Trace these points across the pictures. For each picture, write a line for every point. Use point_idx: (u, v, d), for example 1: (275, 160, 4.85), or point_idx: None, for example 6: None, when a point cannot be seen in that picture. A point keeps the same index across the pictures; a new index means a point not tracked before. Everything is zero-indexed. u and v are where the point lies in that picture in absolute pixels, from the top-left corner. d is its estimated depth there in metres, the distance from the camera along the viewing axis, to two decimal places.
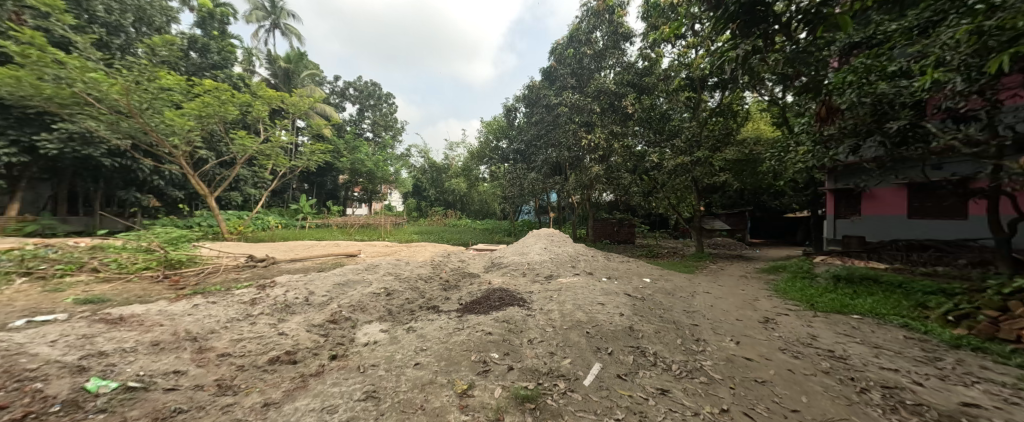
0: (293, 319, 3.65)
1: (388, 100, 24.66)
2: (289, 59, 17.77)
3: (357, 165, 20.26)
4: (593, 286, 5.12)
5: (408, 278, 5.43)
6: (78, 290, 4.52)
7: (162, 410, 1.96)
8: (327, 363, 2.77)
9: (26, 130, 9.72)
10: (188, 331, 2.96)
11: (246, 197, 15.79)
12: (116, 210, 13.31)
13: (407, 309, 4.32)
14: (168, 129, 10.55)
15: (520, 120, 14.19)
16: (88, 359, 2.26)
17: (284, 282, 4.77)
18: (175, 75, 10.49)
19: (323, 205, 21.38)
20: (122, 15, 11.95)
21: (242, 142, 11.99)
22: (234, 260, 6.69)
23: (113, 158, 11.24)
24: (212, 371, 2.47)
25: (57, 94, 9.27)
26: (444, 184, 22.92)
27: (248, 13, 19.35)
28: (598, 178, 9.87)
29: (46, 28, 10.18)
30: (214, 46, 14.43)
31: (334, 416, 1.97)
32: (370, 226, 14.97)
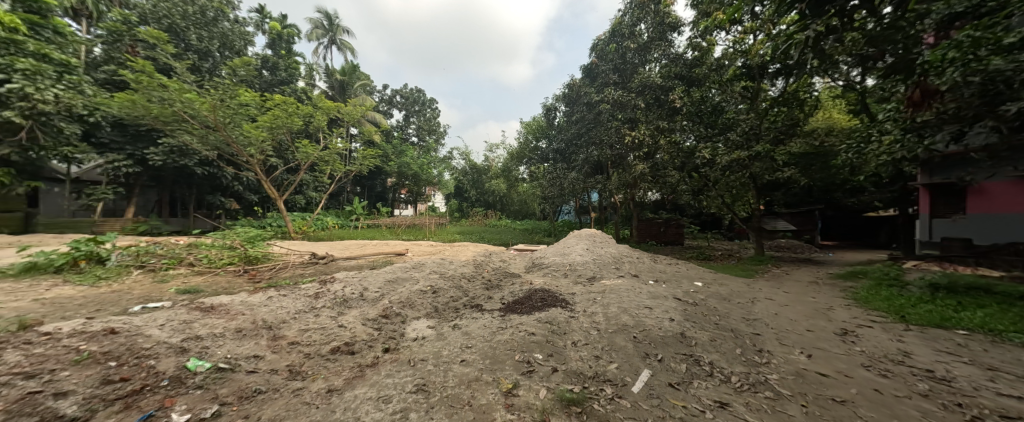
0: (351, 313, 3.94)
1: (432, 105, 25.68)
2: (345, 71, 19.22)
3: (404, 169, 21.36)
4: (638, 289, 4.91)
5: (451, 276, 5.61)
6: (179, 282, 5.28)
7: (246, 390, 2.23)
8: (380, 354, 2.96)
9: (138, 145, 11.73)
10: (263, 320, 3.32)
11: (308, 200, 17.34)
12: (206, 212, 15.31)
13: (452, 306, 4.47)
14: (246, 140, 11.92)
15: (559, 119, 14.02)
16: (188, 341, 2.62)
17: (342, 278, 5.16)
18: (251, 92, 11.81)
19: (374, 206, 22.80)
20: (210, 42, 13.74)
21: (305, 150, 13.21)
22: (300, 257, 7.40)
23: (204, 166, 12.99)
24: (283, 357, 2.75)
25: (161, 114, 10.86)
26: (485, 185, 23.34)
27: (310, 32, 21.25)
28: (643, 176, 9.47)
29: (153, 57, 12.05)
30: (282, 64, 16.05)
31: (388, 406, 2.10)
32: (416, 226, 15.69)
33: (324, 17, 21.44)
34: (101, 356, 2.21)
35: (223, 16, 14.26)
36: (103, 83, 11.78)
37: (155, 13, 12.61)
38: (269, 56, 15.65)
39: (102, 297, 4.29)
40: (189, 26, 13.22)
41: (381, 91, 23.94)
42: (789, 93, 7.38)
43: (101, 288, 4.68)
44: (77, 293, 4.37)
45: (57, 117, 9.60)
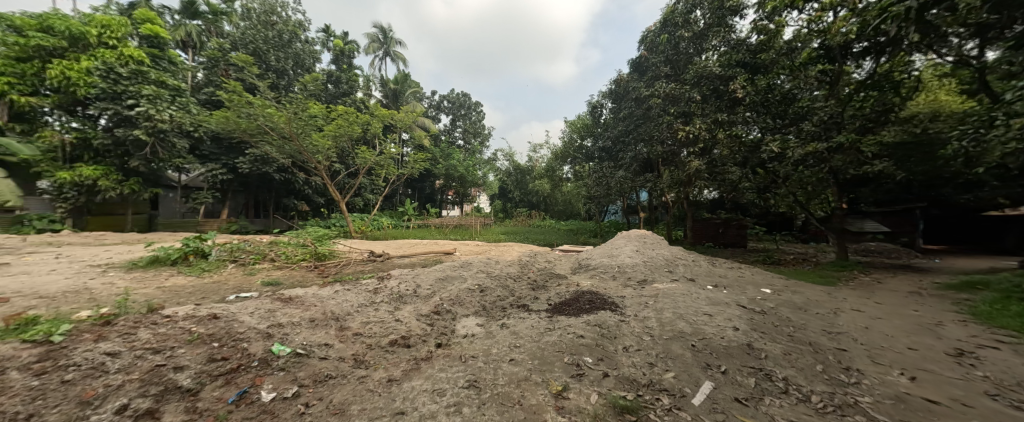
0: (406, 308, 4.18)
1: (477, 108, 26.36)
2: (398, 80, 20.47)
3: (451, 171, 22.18)
4: (695, 294, 4.59)
5: (497, 275, 5.71)
6: (262, 275, 5.99)
7: (319, 374, 2.47)
8: (434, 349, 3.11)
9: (230, 156, 13.53)
10: (331, 312, 3.66)
11: (366, 202, 18.71)
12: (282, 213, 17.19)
13: (499, 306, 4.55)
14: (315, 149, 13.17)
15: (605, 115, 13.61)
16: (272, 328, 2.97)
17: (397, 275, 5.49)
18: (319, 104, 13.04)
19: (424, 207, 23.91)
20: (286, 62, 15.44)
21: (363, 155, 14.25)
22: (360, 255, 8.03)
23: (281, 172, 14.60)
24: (349, 346, 3.00)
25: (248, 127, 12.39)
26: (529, 185, 23.39)
27: (367, 46, 22.90)
28: (699, 173, 8.85)
29: (242, 79, 13.86)
30: (344, 77, 17.50)
31: (443, 399, 2.19)
32: (463, 226, 16.19)
33: (380, 31, 23.00)
34: (206, 338, 2.58)
35: (296, 37, 15.95)
36: (205, 103, 13.78)
37: (243, 40, 14.48)
38: (333, 71, 17.18)
39: (205, 286, 5.01)
40: (268, 49, 14.97)
41: (430, 97, 25.06)
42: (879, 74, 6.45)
43: (204, 279, 5.47)
44: (187, 283, 5.16)
45: (171, 134, 11.44)
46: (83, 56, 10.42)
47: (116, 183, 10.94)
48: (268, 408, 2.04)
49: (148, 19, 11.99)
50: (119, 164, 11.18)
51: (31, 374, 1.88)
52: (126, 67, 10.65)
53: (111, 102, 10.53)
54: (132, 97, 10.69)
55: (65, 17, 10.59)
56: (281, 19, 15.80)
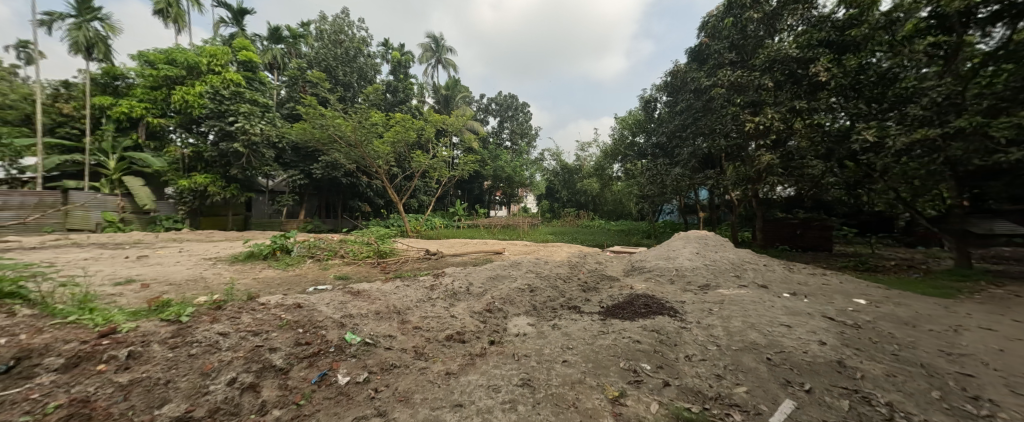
0: (460, 305, 4.35)
1: (524, 109, 26.57)
2: (449, 86, 21.39)
3: (499, 172, 22.58)
4: (769, 302, 4.14)
5: (547, 276, 5.69)
6: (334, 270, 6.62)
7: (385, 363, 2.67)
8: (487, 346, 3.20)
9: (307, 163, 15.17)
10: (394, 305, 3.92)
11: (420, 203, 19.73)
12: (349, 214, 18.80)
13: (549, 306, 4.55)
14: (376, 154, 14.20)
15: (659, 109, 12.89)
16: (345, 318, 3.27)
17: (450, 273, 5.72)
18: (380, 113, 14.05)
19: (473, 208, 24.61)
20: (352, 76, 16.93)
21: (418, 159, 15.07)
22: (417, 253, 8.51)
23: (348, 177, 15.99)
24: (410, 339, 3.20)
25: (321, 137, 13.70)
26: (578, 185, 22.95)
27: (421, 55, 24.21)
28: (772, 168, 7.98)
29: (316, 94, 15.50)
30: (400, 86, 18.68)
31: (498, 395, 2.25)
32: (511, 226, 16.39)
33: (433, 41, 24.19)
34: (293, 324, 2.92)
35: (360, 53, 17.42)
36: (287, 117, 15.61)
37: (317, 59, 16.20)
38: (391, 81, 18.44)
39: (289, 278, 5.68)
40: (337, 65, 16.56)
41: (479, 100, 25.75)
42: (1013, 43, 5.36)
43: (288, 272, 6.20)
44: (274, 275, 5.89)
45: (262, 145, 13.14)
46: (196, 83, 12.43)
47: (220, 188, 12.86)
48: (344, 390, 2.27)
49: (244, 47, 13.97)
50: (223, 172, 13.08)
51: (167, 346, 2.25)
52: (228, 89, 12.50)
53: (217, 120, 12.37)
54: (233, 114, 12.46)
55: (184, 50, 12.75)
56: (347, 37, 17.38)
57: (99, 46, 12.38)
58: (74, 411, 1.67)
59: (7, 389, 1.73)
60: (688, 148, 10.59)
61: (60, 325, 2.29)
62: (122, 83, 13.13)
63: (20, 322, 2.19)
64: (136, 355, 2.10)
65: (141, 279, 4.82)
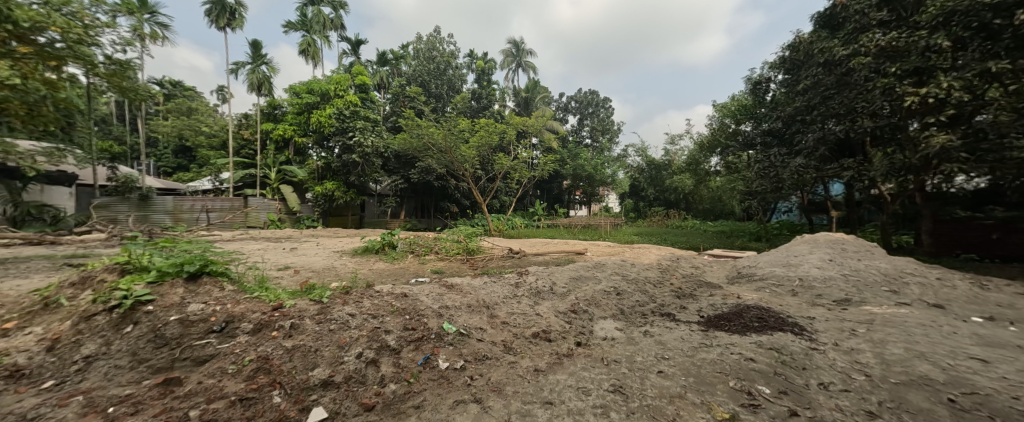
0: (544, 304, 4.38)
1: (606, 105, 25.58)
2: (528, 88, 21.78)
3: (579, 170, 22.07)
4: (947, 326, 3.18)
5: (635, 279, 5.35)
6: (430, 264, 7.33)
7: (478, 354, 2.86)
8: (573, 347, 3.16)
9: (405, 169, 17.02)
10: (483, 299, 4.13)
11: (502, 203, 20.46)
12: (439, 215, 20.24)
13: (638, 311, 4.29)
14: (463, 159, 15.15)
15: (772, 91, 11.04)
16: (442, 308, 3.58)
17: (533, 272, 5.78)
18: (466, 120, 15.02)
19: (553, 207, 24.54)
20: (442, 87, 18.54)
21: (501, 161, 15.67)
22: (501, 251, 8.90)
23: (440, 180, 17.42)
24: (499, 332, 3.35)
25: (417, 146, 15.17)
26: (666, 181, 21.09)
27: (503, 61, 25.15)
28: (947, 151, 6.12)
29: (414, 107, 17.38)
30: (484, 93, 19.73)
31: (588, 399, 2.20)
32: (592, 226, 15.91)
33: (514, 46, 24.96)
34: (401, 310, 3.31)
35: (449, 66, 18.96)
36: (391, 129, 17.80)
37: (414, 76, 18.20)
38: (476, 89, 19.59)
39: (394, 270, 6.49)
40: (430, 79, 18.34)
41: (559, 99, 25.64)
42: None
43: (394, 264, 7.10)
44: (383, 267, 6.80)
45: (372, 155, 15.17)
46: (326, 106, 15.07)
47: (342, 192, 15.28)
48: (444, 375, 2.51)
49: (360, 73, 16.49)
50: (344, 180, 15.51)
51: (315, 321, 2.76)
52: (349, 109, 14.92)
53: (341, 135, 14.78)
54: (351, 130, 14.75)
55: (318, 81, 15.59)
56: (439, 52, 19.07)
57: (265, 85, 15.86)
58: (260, 366, 2.18)
59: (221, 344, 2.35)
60: (815, 133, 8.80)
61: (249, 298, 3.00)
62: (279, 111, 16.69)
63: (227, 294, 2.95)
64: (296, 326, 2.64)
65: (293, 266, 6.07)
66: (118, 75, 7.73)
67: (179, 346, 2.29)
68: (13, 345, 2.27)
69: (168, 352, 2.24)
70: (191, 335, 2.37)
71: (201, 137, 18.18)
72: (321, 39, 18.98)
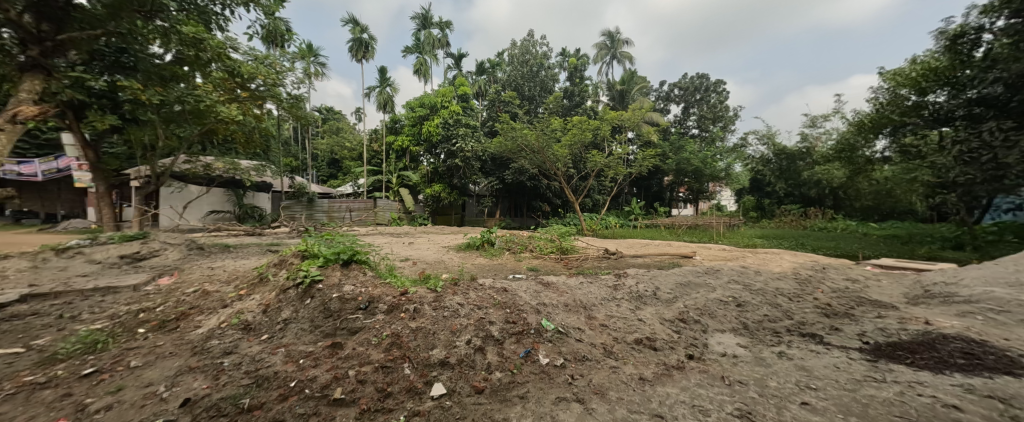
0: (648, 310, 4.07)
1: (718, 89, 22.43)
2: (624, 81, 20.50)
3: (683, 165, 19.71)
4: None
5: (762, 291, 4.55)
6: (526, 261, 7.57)
7: (577, 354, 2.83)
8: (685, 360, 2.87)
9: (500, 171, 17.83)
10: (580, 299, 4.04)
11: (595, 202, 19.79)
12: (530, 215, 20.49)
13: (768, 328, 3.64)
14: (555, 158, 15.11)
15: (983, 45, 8.04)
16: (541, 305, 3.63)
17: (632, 274, 5.41)
18: (558, 119, 14.94)
19: (652, 206, 22.68)
20: (534, 89, 18.97)
21: (594, 159, 15.10)
22: (596, 251, 8.63)
23: (532, 180, 17.70)
24: (598, 335, 3.26)
25: (511, 147, 15.68)
26: (801, 174, 17.40)
27: (597, 55, 24.31)
28: None
29: (510, 111, 18.13)
30: (577, 90, 19.40)
31: (707, 420, 1.96)
32: (700, 227, 14.18)
33: (608, 38, 23.88)
34: (503, 304, 3.46)
35: (542, 67, 19.24)
36: (488, 133, 18.91)
37: (509, 81, 19.06)
38: (568, 87, 19.39)
39: (493, 266, 6.90)
40: (524, 83, 18.94)
41: (660, 88, 23.53)
42: None
43: (493, 260, 7.56)
44: (484, 262, 7.30)
45: (471, 159, 16.36)
46: (435, 117, 16.87)
47: (446, 193, 16.88)
48: (545, 370, 2.57)
49: (462, 84, 18.01)
50: (447, 183, 17.08)
51: (432, 308, 3.12)
52: (453, 118, 16.46)
53: (446, 142, 16.37)
54: (454, 137, 16.19)
55: (428, 95, 17.56)
56: (532, 55, 19.45)
57: (389, 103, 18.62)
58: (393, 341, 2.57)
59: (365, 320, 2.85)
60: None
61: (384, 284, 3.57)
62: (398, 125, 19.39)
63: (369, 279, 3.57)
64: (418, 310, 3.02)
65: (411, 258, 6.98)
66: (295, 106, 9.99)
67: (339, 318, 2.87)
68: (244, 306, 3.18)
69: (333, 322, 2.83)
70: (346, 310, 2.95)
71: (345, 150, 22.35)
72: (430, 58, 21.31)
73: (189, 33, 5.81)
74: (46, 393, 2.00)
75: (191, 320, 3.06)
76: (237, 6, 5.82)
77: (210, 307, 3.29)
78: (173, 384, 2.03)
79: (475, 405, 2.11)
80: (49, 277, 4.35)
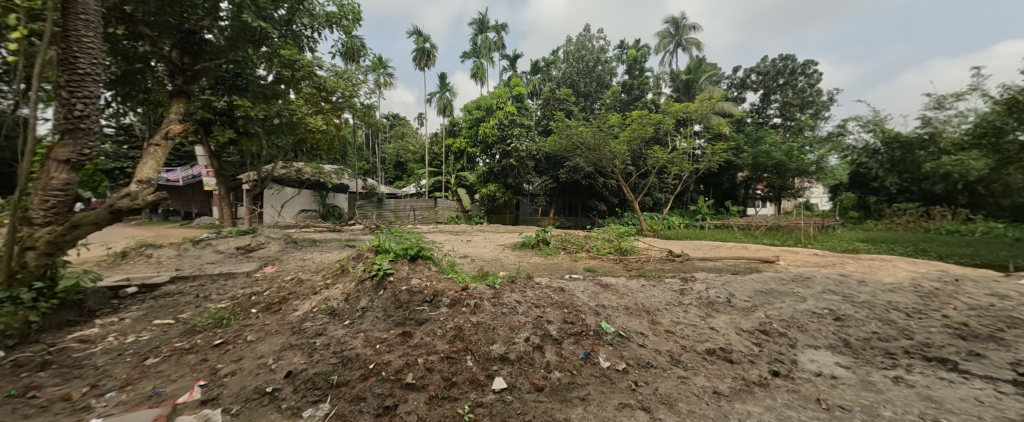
0: (721, 317, 3.73)
1: (806, 71, 19.66)
2: (690, 69, 19.00)
3: (761, 159, 17.62)
4: None
5: (868, 304, 3.90)
6: (583, 262, 7.40)
7: (640, 360, 2.70)
8: (769, 376, 2.57)
9: (555, 169, 17.66)
10: (643, 303, 3.83)
11: (657, 200, 18.67)
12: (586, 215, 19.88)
13: (876, 348, 3.10)
14: (612, 155, 14.53)
15: None
16: (600, 307, 3.52)
17: (702, 278, 4.99)
18: (617, 115, 14.35)
19: (723, 205, 20.71)
20: (590, 85, 18.49)
21: (655, 155, 14.22)
22: (659, 253, 8.11)
23: (588, 178, 17.27)
24: (663, 341, 3.07)
25: (565, 146, 15.42)
26: (919, 166, 14.51)
27: (659, 44, 22.84)
28: None
29: (566, 109, 17.88)
30: (636, 83, 18.44)
31: None
32: (783, 228, 12.59)
33: (672, 25, 22.31)
34: (561, 303, 3.43)
35: (599, 62, 18.65)
36: (543, 131, 18.86)
37: (564, 78, 18.81)
38: (627, 81, 18.52)
39: (549, 265, 6.86)
40: (580, 79, 18.52)
41: (732, 75, 21.35)
42: None
43: (548, 260, 7.52)
44: (539, 261, 7.29)
45: (526, 158, 16.49)
46: (490, 118, 17.28)
47: (501, 193, 17.22)
48: (607, 374, 2.49)
49: (517, 84, 18.21)
50: (502, 183, 17.40)
51: (491, 304, 3.19)
52: (508, 119, 16.71)
53: (501, 142, 16.69)
54: (509, 137, 16.43)
55: (484, 98, 18.05)
56: (588, 50, 18.94)
57: (448, 107, 19.54)
58: (456, 334, 2.68)
59: (430, 313, 3.03)
60: None
61: (447, 279, 3.75)
62: (457, 127, 20.26)
63: (433, 274, 3.78)
64: (478, 305, 3.13)
65: (469, 255, 7.24)
66: (367, 115, 10.96)
67: (408, 309, 3.09)
68: (330, 293, 3.58)
69: (403, 313, 3.06)
70: (414, 302, 3.15)
71: (409, 153, 23.95)
72: (487, 61, 21.87)
73: (286, 55, 6.73)
74: (191, 357, 2.48)
75: (290, 304, 3.53)
76: (323, 28, 6.59)
77: (304, 293, 3.76)
78: (278, 358, 2.37)
79: (536, 402, 2.12)
80: (189, 263, 5.36)
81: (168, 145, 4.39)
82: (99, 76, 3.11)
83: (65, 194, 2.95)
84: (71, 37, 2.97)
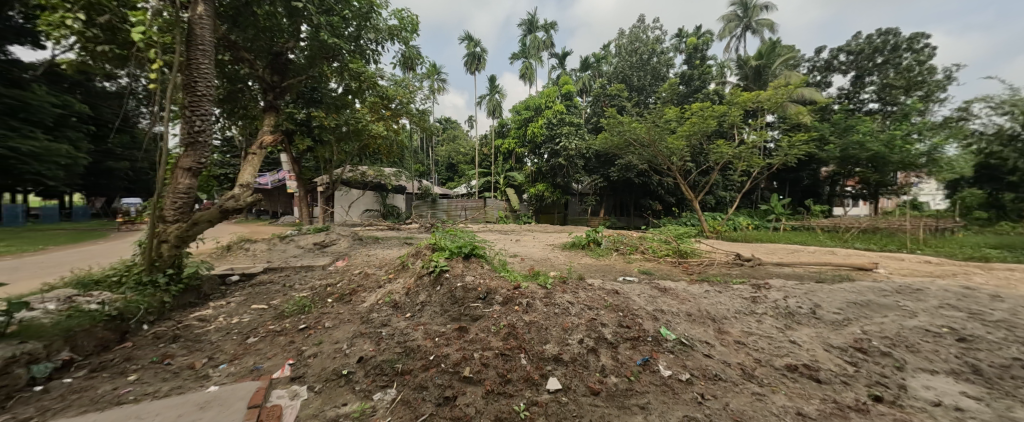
0: (803, 330, 3.32)
1: (912, 46, 16.71)
2: (760, 54, 17.19)
3: (851, 150, 15.36)
4: None
5: (1006, 325, 3.18)
6: (637, 264, 7.06)
7: (707, 371, 2.50)
8: (868, 401, 2.23)
9: (605, 168, 17.08)
10: (707, 309, 3.55)
11: (720, 199, 17.19)
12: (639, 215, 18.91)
13: (1018, 378, 2.53)
14: (670, 151, 13.67)
15: None
16: (660, 312, 3.32)
17: (777, 285, 4.49)
18: (675, 108, 13.47)
19: (801, 204, 18.45)
20: (645, 79, 17.59)
21: (719, 150, 13.07)
22: (725, 256, 7.40)
23: (641, 177, 16.51)
24: (733, 353, 2.81)
25: (617, 143, 14.83)
26: None
27: (724, 29, 20.98)
28: None
29: (619, 105, 17.20)
30: (697, 74, 17.13)
31: None
32: (880, 230, 10.81)
33: (739, 7, 20.36)
34: (616, 307, 3.30)
35: (654, 53, 17.65)
36: (594, 129, 18.34)
37: (617, 73, 18.13)
38: (686, 71, 17.26)
39: (601, 267, 6.64)
40: (633, 73, 17.72)
41: (815, 57, 18.87)
42: None
43: (599, 261, 7.28)
44: (590, 262, 7.09)
45: (575, 157, 16.22)
46: (540, 118, 17.24)
47: (550, 192, 17.11)
48: (668, 383, 2.34)
49: (566, 83, 17.96)
50: (551, 182, 17.25)
51: (544, 304, 3.18)
52: (557, 118, 16.55)
53: (551, 141, 16.56)
54: (558, 136, 16.26)
55: (534, 98, 18.07)
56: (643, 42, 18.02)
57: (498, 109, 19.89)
58: (510, 332, 2.72)
59: (484, 310, 3.10)
60: None
61: (499, 278, 3.81)
62: (506, 128, 20.55)
63: (487, 272, 3.87)
64: (531, 304, 3.15)
65: (519, 255, 7.27)
66: (423, 120, 11.54)
67: (463, 305, 3.20)
68: (393, 287, 3.84)
69: (459, 309, 3.17)
70: (470, 299, 3.25)
71: (461, 155, 24.78)
72: (536, 61, 21.87)
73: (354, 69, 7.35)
74: (281, 338, 2.83)
75: (359, 295, 3.86)
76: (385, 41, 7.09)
77: (370, 286, 4.08)
78: (351, 344, 2.60)
79: (592, 406, 2.07)
80: (276, 256, 6.12)
81: (262, 154, 5.03)
82: (212, 97, 3.66)
83: (187, 197, 3.53)
84: (193, 65, 3.55)
